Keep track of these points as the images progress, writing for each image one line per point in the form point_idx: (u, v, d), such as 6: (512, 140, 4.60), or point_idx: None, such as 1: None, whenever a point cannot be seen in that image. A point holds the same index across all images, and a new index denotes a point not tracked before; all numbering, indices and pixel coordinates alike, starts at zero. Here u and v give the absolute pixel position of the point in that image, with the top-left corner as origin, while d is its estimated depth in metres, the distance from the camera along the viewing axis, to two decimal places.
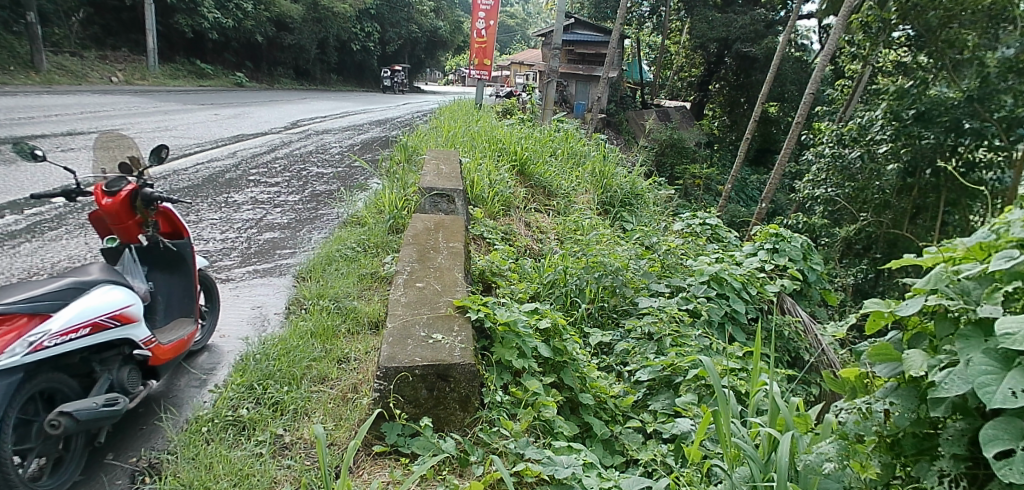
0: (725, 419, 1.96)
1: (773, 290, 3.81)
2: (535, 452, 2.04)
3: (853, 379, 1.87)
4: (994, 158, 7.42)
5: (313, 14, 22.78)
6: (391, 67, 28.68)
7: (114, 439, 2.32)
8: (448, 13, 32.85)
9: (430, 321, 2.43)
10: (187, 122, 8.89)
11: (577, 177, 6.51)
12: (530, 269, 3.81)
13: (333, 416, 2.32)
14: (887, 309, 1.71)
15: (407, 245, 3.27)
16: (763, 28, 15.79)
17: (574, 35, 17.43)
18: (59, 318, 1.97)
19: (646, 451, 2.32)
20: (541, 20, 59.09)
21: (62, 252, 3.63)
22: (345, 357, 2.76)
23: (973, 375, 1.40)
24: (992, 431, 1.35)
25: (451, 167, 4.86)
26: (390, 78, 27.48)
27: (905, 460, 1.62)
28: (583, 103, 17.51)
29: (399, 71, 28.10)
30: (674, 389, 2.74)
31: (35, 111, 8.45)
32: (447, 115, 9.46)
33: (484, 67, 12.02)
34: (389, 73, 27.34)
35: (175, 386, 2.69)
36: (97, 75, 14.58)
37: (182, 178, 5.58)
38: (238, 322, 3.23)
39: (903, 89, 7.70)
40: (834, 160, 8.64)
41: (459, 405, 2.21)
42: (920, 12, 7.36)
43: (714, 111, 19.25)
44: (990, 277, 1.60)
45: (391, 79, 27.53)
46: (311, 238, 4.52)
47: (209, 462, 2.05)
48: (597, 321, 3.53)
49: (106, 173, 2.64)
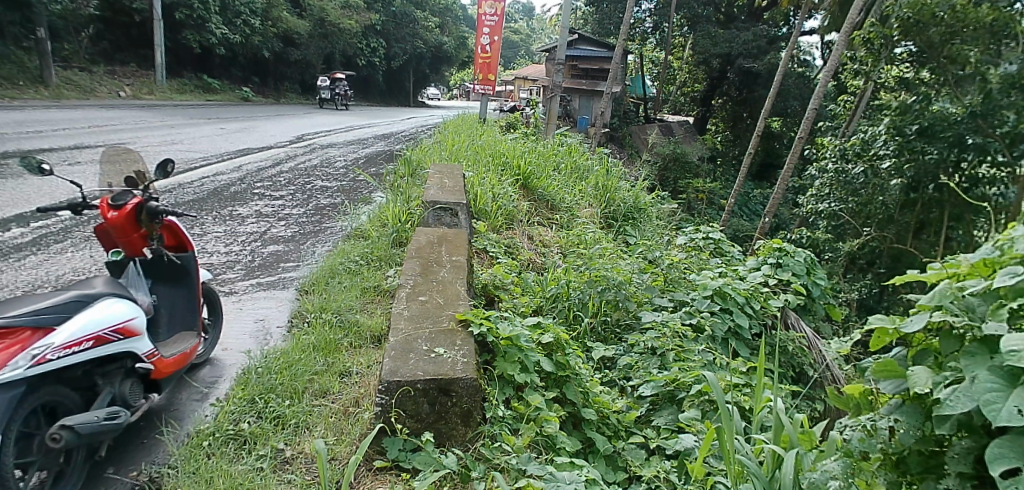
0: (728, 436, 1.95)
1: (777, 306, 3.77)
2: (537, 468, 2.01)
3: (857, 395, 1.85)
4: (997, 174, 7.57)
5: (319, 30, 23.04)
6: (330, 75, 22.04)
7: (115, 453, 2.31)
8: (451, 28, 32.21)
9: (433, 335, 2.42)
10: (193, 136, 8.97)
11: (580, 190, 6.55)
12: (533, 284, 3.82)
13: (334, 430, 2.32)
14: (891, 325, 1.70)
15: (410, 259, 3.27)
16: (765, 43, 15.98)
17: (579, 50, 17.66)
18: (63, 332, 1.97)
19: (649, 467, 2.28)
20: (546, 36, 59.78)
21: (67, 265, 3.65)
22: (347, 370, 2.75)
23: (979, 391, 1.37)
24: (999, 449, 1.34)
25: (455, 180, 4.87)
26: (328, 89, 20.85)
27: (911, 478, 1.60)
28: (587, 117, 17.60)
29: (341, 80, 21.42)
30: (677, 405, 2.72)
31: (44, 126, 8.54)
32: (453, 129, 9.58)
33: (488, 82, 12.13)
34: (328, 82, 20.76)
35: (176, 400, 2.68)
36: (106, 90, 14.80)
37: (187, 191, 5.60)
38: (241, 336, 3.23)
39: (907, 104, 7.75)
40: (837, 175, 8.67)
41: (461, 419, 2.20)
42: (921, 29, 7.24)
43: (717, 126, 19.43)
44: (996, 293, 1.59)
45: (330, 90, 20.93)
46: (314, 251, 4.52)
47: (209, 476, 2.03)
48: (599, 336, 3.52)
49: (113, 186, 2.66)
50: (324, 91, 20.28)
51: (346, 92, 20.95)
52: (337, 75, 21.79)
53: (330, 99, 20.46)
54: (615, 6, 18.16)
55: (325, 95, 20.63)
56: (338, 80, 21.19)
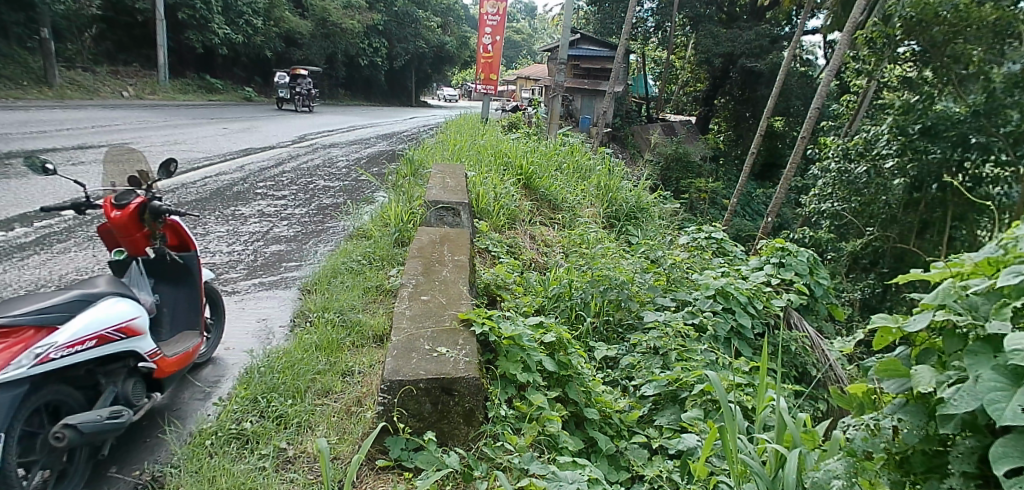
0: (731, 435, 1.95)
1: (779, 305, 3.78)
2: (539, 468, 2.01)
3: (861, 394, 1.85)
4: (1000, 174, 7.49)
5: (321, 29, 23.12)
6: (289, 70, 18.69)
7: (118, 452, 2.31)
8: (454, 28, 32.26)
9: (435, 334, 2.42)
10: (196, 136, 8.98)
11: (582, 190, 6.57)
12: (535, 284, 3.84)
13: (337, 429, 2.31)
14: (894, 324, 1.70)
15: (412, 258, 3.27)
16: (768, 43, 15.94)
17: (580, 50, 17.71)
18: (65, 331, 1.98)
19: (652, 467, 2.28)
20: (548, 36, 59.83)
21: (71, 265, 3.66)
22: (349, 370, 2.75)
23: (982, 391, 1.37)
24: (1003, 448, 1.33)
25: (456, 180, 4.87)
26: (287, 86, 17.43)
27: (915, 477, 1.59)
28: (589, 117, 17.56)
29: (302, 77, 17.99)
30: (680, 404, 2.72)
31: (48, 126, 8.57)
32: (455, 129, 9.58)
33: (490, 82, 12.09)
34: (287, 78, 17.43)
35: (179, 399, 2.69)
36: (109, 90, 14.84)
37: (189, 191, 5.61)
38: (244, 335, 3.24)
39: (909, 104, 7.79)
40: (839, 175, 8.68)
41: (463, 419, 2.20)
42: (924, 28, 7.18)
43: (720, 125, 19.37)
44: (999, 292, 1.58)
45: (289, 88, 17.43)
46: (316, 251, 4.53)
47: (211, 476, 2.03)
48: (602, 335, 3.51)
49: (116, 186, 2.65)
50: (281, 90, 16.77)
51: (309, 91, 17.44)
52: (299, 70, 18.47)
53: (289, 99, 16.95)
54: (618, 6, 18.13)
55: (282, 94, 17.11)
56: (302, 77, 17.79)
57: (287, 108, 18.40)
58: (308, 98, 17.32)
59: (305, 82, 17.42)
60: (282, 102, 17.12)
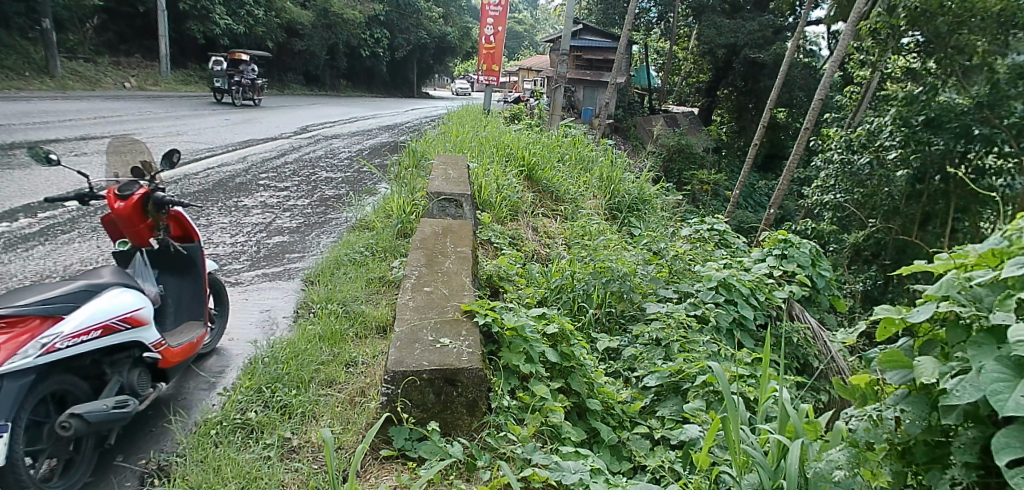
0: (734, 426, 1.96)
1: (782, 297, 3.78)
2: (542, 458, 2.03)
3: (864, 385, 1.85)
4: (1004, 165, 7.43)
5: (322, 20, 23.01)
6: (228, 55, 15.24)
7: (124, 441, 2.33)
8: (456, 19, 32.14)
9: (438, 325, 2.44)
10: (198, 127, 8.96)
11: (584, 182, 6.54)
12: (538, 275, 3.84)
13: (341, 419, 2.33)
14: (898, 316, 1.69)
15: (415, 250, 3.27)
16: (771, 33, 15.84)
17: (584, 40, 17.68)
18: (71, 321, 1.99)
19: (654, 458, 2.29)
20: (551, 26, 59.63)
21: (75, 255, 3.67)
22: (353, 360, 2.77)
23: (985, 382, 1.36)
24: (1006, 439, 1.33)
25: (459, 172, 4.86)
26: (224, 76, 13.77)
27: (917, 468, 1.60)
28: (592, 109, 17.45)
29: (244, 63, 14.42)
30: (682, 395, 2.73)
31: (50, 117, 8.56)
32: (457, 120, 9.54)
33: (492, 73, 12.03)
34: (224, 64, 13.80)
35: (184, 389, 2.70)
36: (111, 81, 14.80)
37: (192, 182, 5.61)
38: (247, 325, 3.25)
39: (913, 95, 7.70)
40: (843, 166, 8.66)
41: (467, 409, 2.21)
42: (928, 18, 7.14)
43: (723, 117, 19.27)
44: (1004, 283, 1.57)
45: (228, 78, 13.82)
46: (319, 242, 4.54)
47: (217, 465, 2.05)
48: (605, 327, 3.52)
49: (119, 177, 2.66)
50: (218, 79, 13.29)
51: (253, 82, 13.96)
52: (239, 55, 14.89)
53: (226, 90, 13.46)
54: None
55: (217, 85, 13.53)
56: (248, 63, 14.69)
57: (226, 100, 14.93)
58: (253, 89, 14.06)
59: (248, 69, 14.07)
60: (218, 93, 13.66)
